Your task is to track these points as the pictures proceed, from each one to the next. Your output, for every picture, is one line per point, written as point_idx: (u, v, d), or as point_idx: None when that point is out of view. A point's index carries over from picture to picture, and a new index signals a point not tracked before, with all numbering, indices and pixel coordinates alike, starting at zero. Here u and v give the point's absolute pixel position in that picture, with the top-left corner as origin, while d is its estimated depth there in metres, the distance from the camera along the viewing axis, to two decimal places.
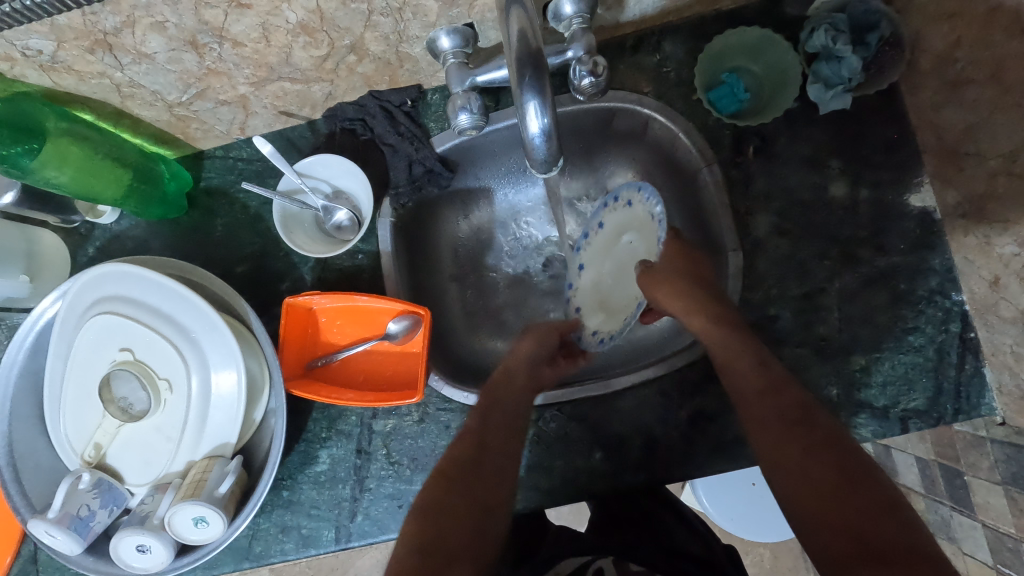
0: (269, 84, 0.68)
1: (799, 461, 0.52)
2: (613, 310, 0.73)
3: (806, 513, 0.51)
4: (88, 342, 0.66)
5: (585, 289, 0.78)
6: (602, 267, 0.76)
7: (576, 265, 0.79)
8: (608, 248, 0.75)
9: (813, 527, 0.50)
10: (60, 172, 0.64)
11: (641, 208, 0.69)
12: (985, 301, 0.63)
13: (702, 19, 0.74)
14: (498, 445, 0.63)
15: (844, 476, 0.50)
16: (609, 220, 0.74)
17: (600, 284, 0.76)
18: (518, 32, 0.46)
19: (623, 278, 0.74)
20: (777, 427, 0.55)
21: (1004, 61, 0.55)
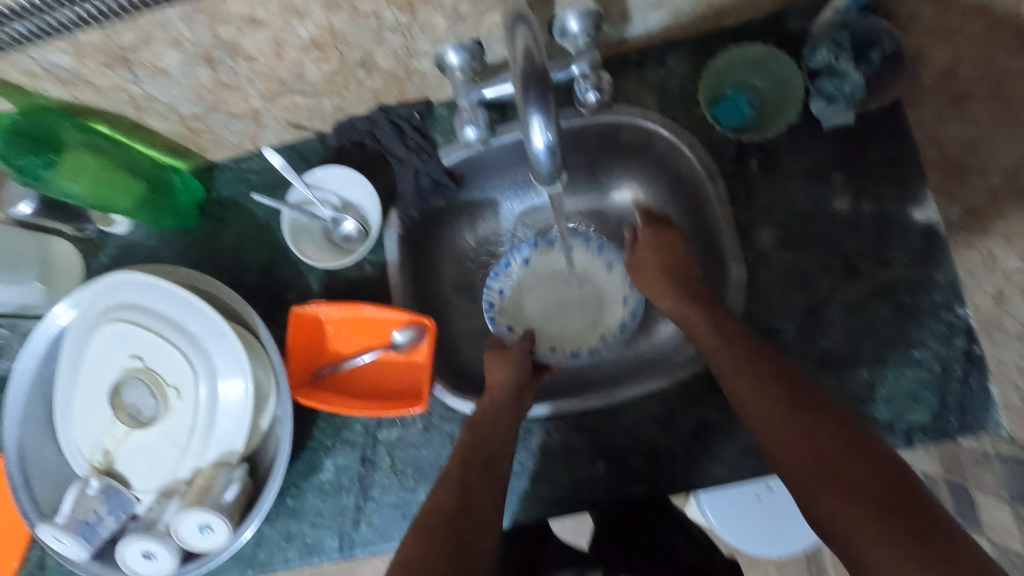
0: (281, 98, 0.70)
1: (779, 411, 0.55)
2: (547, 334, 0.83)
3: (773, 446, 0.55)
4: (99, 349, 0.67)
5: (509, 311, 0.83)
6: (526, 297, 0.84)
7: (496, 289, 0.83)
8: (528, 283, 0.84)
9: (795, 472, 0.52)
10: (76, 182, 0.66)
11: (582, 257, 0.83)
12: (989, 315, 0.63)
13: (706, 35, 0.75)
14: (505, 425, 0.66)
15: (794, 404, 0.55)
16: (536, 260, 0.84)
17: (525, 311, 0.84)
18: (524, 48, 0.47)
19: (548, 309, 0.84)
20: (735, 371, 0.60)
21: (1004, 78, 0.56)
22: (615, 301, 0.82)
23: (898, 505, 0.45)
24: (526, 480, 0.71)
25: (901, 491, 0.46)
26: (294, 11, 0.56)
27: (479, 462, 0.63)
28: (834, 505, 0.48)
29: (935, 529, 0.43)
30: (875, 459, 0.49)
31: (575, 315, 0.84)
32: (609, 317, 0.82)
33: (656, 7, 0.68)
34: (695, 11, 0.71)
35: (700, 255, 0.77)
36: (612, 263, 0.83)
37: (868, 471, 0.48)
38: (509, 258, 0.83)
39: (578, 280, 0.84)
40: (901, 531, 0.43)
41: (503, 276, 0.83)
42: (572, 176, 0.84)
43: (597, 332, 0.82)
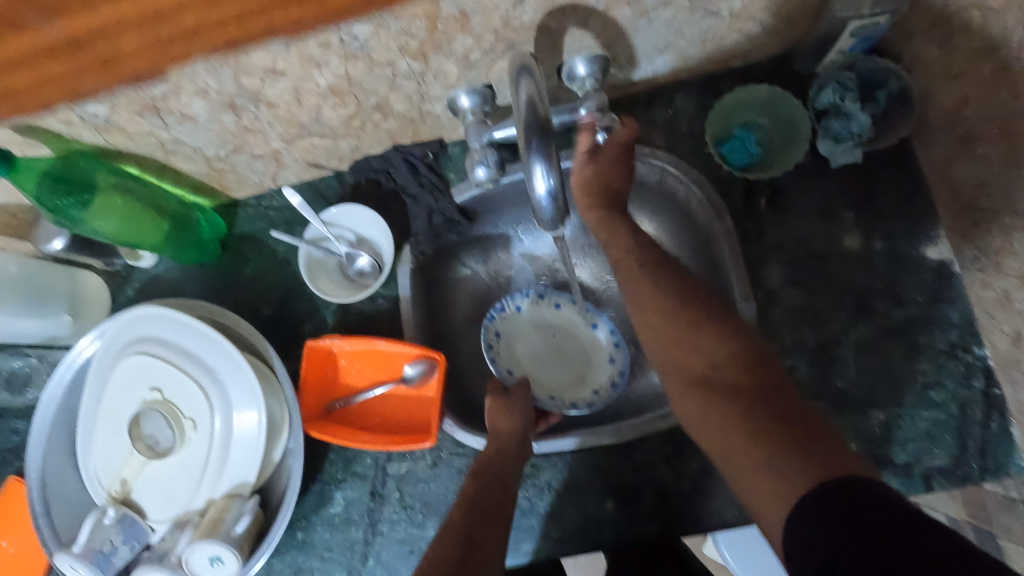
0: (300, 140, 0.73)
1: (681, 334, 0.59)
2: (538, 384, 0.82)
3: (662, 348, 0.60)
4: (121, 380, 0.69)
5: (503, 355, 0.83)
6: (518, 343, 0.84)
7: (492, 331, 0.83)
8: (519, 330, 0.85)
9: (693, 391, 0.57)
10: (106, 221, 0.70)
11: (570, 312, 0.84)
12: (1008, 356, 0.62)
13: (713, 76, 0.77)
14: (506, 471, 0.66)
15: (686, 308, 0.59)
16: (528, 309, 0.85)
17: (517, 358, 0.84)
18: (527, 98, 0.49)
19: (539, 358, 0.84)
20: (636, 273, 0.63)
21: (1011, 119, 0.56)
22: (602, 360, 0.82)
23: (781, 416, 0.51)
24: (533, 517, 0.71)
25: (784, 405, 0.52)
26: (313, 62, 0.59)
27: (482, 503, 0.63)
28: (725, 420, 0.53)
29: (806, 432, 0.49)
30: (759, 376, 0.54)
31: (563, 368, 0.83)
32: (598, 374, 0.81)
33: (663, 51, 0.70)
34: (701, 54, 0.72)
35: None
36: (598, 323, 0.82)
37: (751, 389, 0.53)
38: (503, 303, 0.83)
39: (569, 334, 0.84)
40: (780, 437, 0.49)
41: (497, 320, 0.84)
42: None
43: (586, 387, 0.81)
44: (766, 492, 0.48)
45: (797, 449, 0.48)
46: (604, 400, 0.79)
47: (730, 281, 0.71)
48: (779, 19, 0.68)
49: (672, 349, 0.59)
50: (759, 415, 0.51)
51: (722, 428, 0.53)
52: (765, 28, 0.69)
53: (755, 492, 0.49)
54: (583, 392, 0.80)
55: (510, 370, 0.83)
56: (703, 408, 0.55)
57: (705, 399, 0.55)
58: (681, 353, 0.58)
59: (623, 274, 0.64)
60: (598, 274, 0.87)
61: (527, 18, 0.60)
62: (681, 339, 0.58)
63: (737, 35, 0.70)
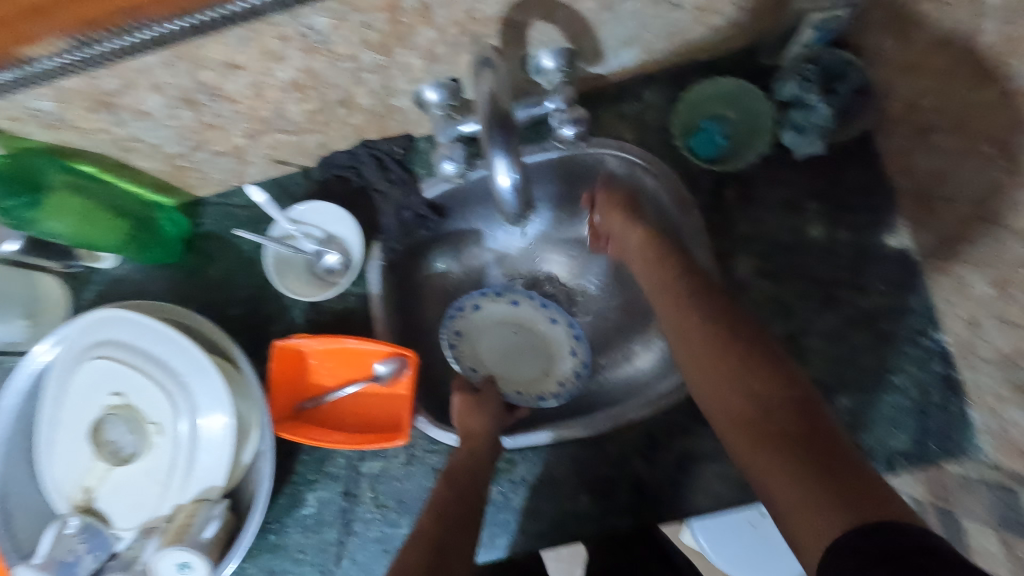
0: (264, 136, 0.71)
1: (723, 366, 0.57)
2: (501, 379, 0.84)
3: (708, 383, 0.58)
4: (81, 386, 0.67)
5: (467, 353, 0.84)
6: (478, 341, 0.85)
7: (451, 331, 0.84)
8: (479, 329, 0.85)
9: (736, 425, 0.54)
10: (60, 223, 0.67)
11: (527, 308, 0.85)
12: (965, 341, 0.64)
13: (680, 69, 0.77)
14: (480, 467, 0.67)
15: (731, 341, 0.58)
16: (486, 307, 0.86)
17: (477, 355, 0.84)
18: (490, 93, 0.49)
19: (499, 354, 0.85)
20: (682, 306, 0.63)
21: (965, 111, 0.57)
22: (562, 353, 0.84)
23: (815, 453, 0.47)
24: (508, 511, 0.70)
25: (830, 446, 0.47)
26: (273, 56, 0.58)
27: (455, 505, 0.63)
28: (765, 454, 0.49)
29: (853, 481, 0.44)
30: (806, 415, 0.50)
31: (524, 363, 0.84)
32: (560, 367, 0.83)
33: (629, 44, 0.70)
34: (667, 47, 0.73)
35: None
36: (557, 318, 0.84)
37: (795, 428, 0.49)
38: (460, 304, 0.84)
39: (526, 330, 0.86)
40: (821, 480, 0.45)
41: (456, 320, 0.84)
42: (556, 207, 0.85)
43: (549, 380, 0.83)
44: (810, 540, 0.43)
45: (839, 500, 0.43)
46: (569, 392, 0.81)
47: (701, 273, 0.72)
48: (742, 12, 0.69)
49: (715, 381, 0.57)
50: (796, 454, 0.47)
51: (762, 466, 0.49)
52: (729, 21, 0.70)
53: (800, 538, 0.45)
54: (547, 385, 0.82)
55: (474, 368, 0.83)
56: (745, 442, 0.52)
57: (746, 437, 0.52)
58: (727, 386, 0.56)
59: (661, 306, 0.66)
60: (572, 268, 0.88)
61: (491, 11, 0.59)
62: (727, 371, 0.56)
63: (702, 28, 0.70)
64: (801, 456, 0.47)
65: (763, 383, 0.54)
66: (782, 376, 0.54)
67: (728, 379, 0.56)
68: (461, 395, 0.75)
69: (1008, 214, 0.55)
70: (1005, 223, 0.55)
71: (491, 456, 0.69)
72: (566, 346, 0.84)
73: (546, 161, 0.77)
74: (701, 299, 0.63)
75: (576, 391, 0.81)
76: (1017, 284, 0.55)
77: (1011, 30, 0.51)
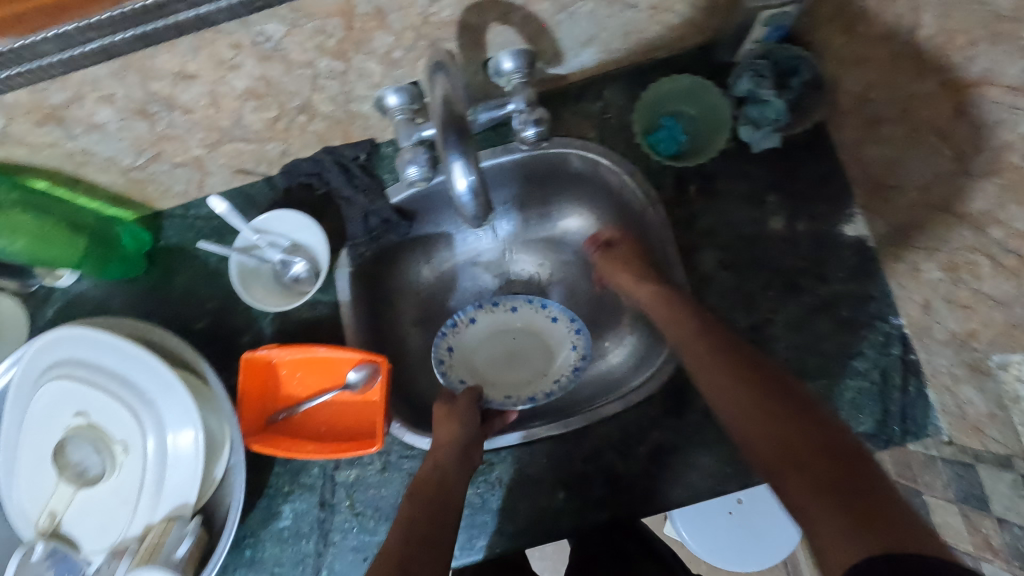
0: (223, 146, 0.70)
1: (753, 418, 0.51)
2: (501, 386, 0.84)
3: (733, 416, 0.53)
4: (43, 407, 0.65)
5: (456, 367, 0.83)
6: (477, 352, 0.86)
7: (444, 346, 0.83)
8: (473, 343, 0.86)
9: (762, 459, 0.48)
10: (13, 240, 0.65)
11: (527, 311, 0.86)
12: (920, 324, 0.66)
13: (639, 68, 0.78)
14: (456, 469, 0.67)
15: (759, 374, 0.54)
16: (483, 318, 0.86)
17: (476, 366, 0.85)
18: (444, 98, 0.49)
19: (499, 361, 0.86)
20: (703, 339, 0.61)
21: (910, 101, 0.59)
22: (563, 350, 0.84)
23: (851, 485, 0.42)
24: (486, 513, 0.70)
25: (868, 483, 0.42)
26: (226, 64, 0.57)
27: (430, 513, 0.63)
28: (809, 513, 0.42)
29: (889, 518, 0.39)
30: (839, 449, 0.45)
31: (525, 366, 0.85)
32: (557, 365, 0.83)
33: (587, 44, 0.71)
34: (625, 47, 0.74)
35: None
36: (556, 316, 0.85)
37: (831, 461, 0.44)
38: (456, 318, 0.85)
39: (520, 335, 0.86)
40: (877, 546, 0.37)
41: (451, 334, 0.84)
42: (522, 208, 0.86)
43: (549, 379, 0.83)
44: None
45: (869, 536, 0.38)
46: (564, 387, 0.80)
47: (667, 267, 0.73)
48: (695, 10, 0.70)
49: (747, 433, 0.51)
50: (829, 488, 0.42)
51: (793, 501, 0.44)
52: (684, 20, 0.71)
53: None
54: (545, 384, 0.82)
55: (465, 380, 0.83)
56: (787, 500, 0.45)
57: (779, 473, 0.46)
58: (755, 418, 0.51)
59: (679, 338, 0.63)
60: (543, 266, 0.89)
61: (446, 15, 0.60)
62: (753, 402, 0.52)
63: (658, 27, 0.71)
64: (840, 506, 0.41)
65: (795, 425, 0.48)
66: (823, 426, 0.47)
67: (759, 430, 0.50)
68: (439, 403, 0.75)
69: (954, 200, 0.57)
70: (951, 208, 0.57)
71: (460, 470, 0.67)
72: (563, 342, 0.84)
73: (510, 163, 0.78)
74: (721, 352, 0.58)
75: (572, 384, 0.80)
76: (965, 267, 0.57)
77: (947, 23, 0.52)
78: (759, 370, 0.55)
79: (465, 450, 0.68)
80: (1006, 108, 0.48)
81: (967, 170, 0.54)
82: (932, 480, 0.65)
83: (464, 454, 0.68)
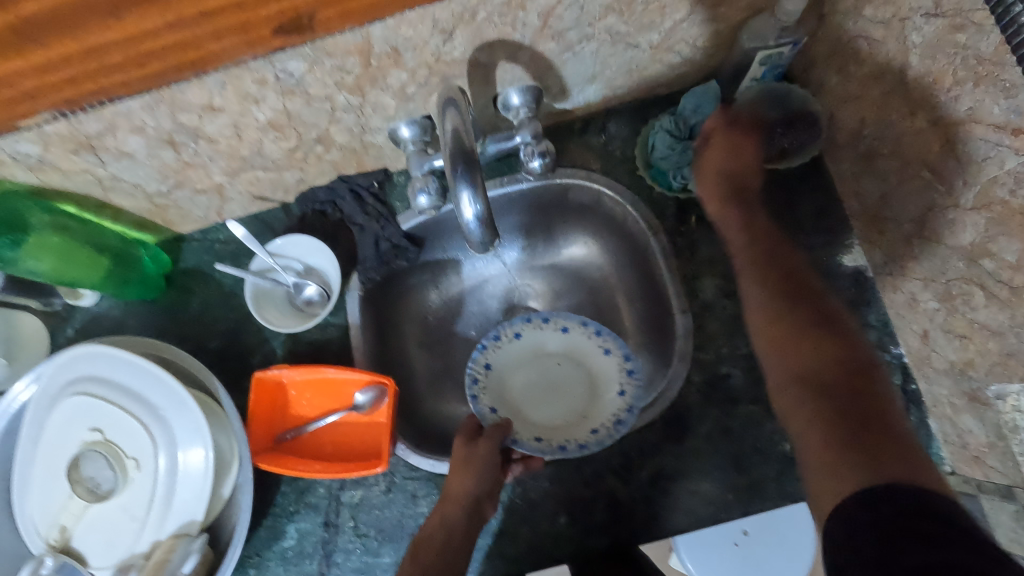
0: (243, 173, 0.74)
1: (791, 333, 0.53)
2: (534, 421, 0.75)
3: (767, 337, 0.55)
4: (60, 423, 0.67)
5: (489, 392, 0.75)
6: (516, 375, 0.78)
7: (482, 363, 0.76)
8: (514, 362, 0.79)
9: (786, 386, 0.51)
10: (41, 261, 0.67)
11: (578, 336, 0.78)
12: (920, 353, 0.66)
13: (642, 103, 0.82)
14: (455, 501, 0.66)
15: (799, 300, 0.55)
16: (528, 335, 0.79)
17: (512, 391, 0.77)
18: (454, 130, 0.52)
19: (537, 389, 0.78)
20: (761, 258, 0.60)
21: (901, 139, 0.61)
22: (611, 391, 0.74)
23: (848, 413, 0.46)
24: (487, 536, 0.71)
25: (878, 422, 0.45)
26: (250, 98, 0.61)
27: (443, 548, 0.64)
28: (806, 425, 0.48)
29: (887, 444, 0.44)
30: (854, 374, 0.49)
31: (564, 403, 0.77)
32: (599, 413, 0.74)
33: (591, 80, 0.74)
34: (628, 83, 0.77)
35: (651, 305, 0.81)
36: (609, 348, 0.76)
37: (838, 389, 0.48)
38: (500, 331, 0.77)
39: (565, 363, 0.79)
40: (870, 453, 0.43)
41: (491, 350, 0.77)
42: (529, 235, 0.89)
43: (588, 425, 0.73)
44: (826, 496, 0.44)
45: (867, 459, 0.43)
46: (601, 440, 0.69)
47: (668, 294, 0.75)
48: (696, 50, 0.73)
49: (772, 349, 0.54)
50: (822, 409, 0.47)
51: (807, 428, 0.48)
52: (685, 58, 0.75)
53: (818, 496, 0.45)
54: (583, 430, 0.72)
55: (493, 409, 0.74)
56: (786, 401, 0.51)
57: (790, 390, 0.51)
58: (789, 344, 0.53)
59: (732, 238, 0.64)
60: (549, 293, 0.92)
61: (458, 54, 0.63)
62: (792, 326, 0.53)
63: (660, 65, 0.75)
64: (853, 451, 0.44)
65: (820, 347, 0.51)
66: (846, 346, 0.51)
67: (795, 349, 0.52)
68: (460, 443, 0.69)
69: (946, 232, 0.58)
70: (944, 240, 0.59)
71: (469, 526, 0.65)
72: (612, 386, 0.75)
73: (516, 193, 0.81)
74: (762, 262, 0.59)
75: (610, 439, 0.69)
76: (960, 297, 0.58)
77: (931, 64, 0.54)
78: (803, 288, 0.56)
79: (477, 504, 0.66)
80: (993, 145, 0.50)
81: (956, 203, 0.56)
82: None
83: (475, 509, 0.66)
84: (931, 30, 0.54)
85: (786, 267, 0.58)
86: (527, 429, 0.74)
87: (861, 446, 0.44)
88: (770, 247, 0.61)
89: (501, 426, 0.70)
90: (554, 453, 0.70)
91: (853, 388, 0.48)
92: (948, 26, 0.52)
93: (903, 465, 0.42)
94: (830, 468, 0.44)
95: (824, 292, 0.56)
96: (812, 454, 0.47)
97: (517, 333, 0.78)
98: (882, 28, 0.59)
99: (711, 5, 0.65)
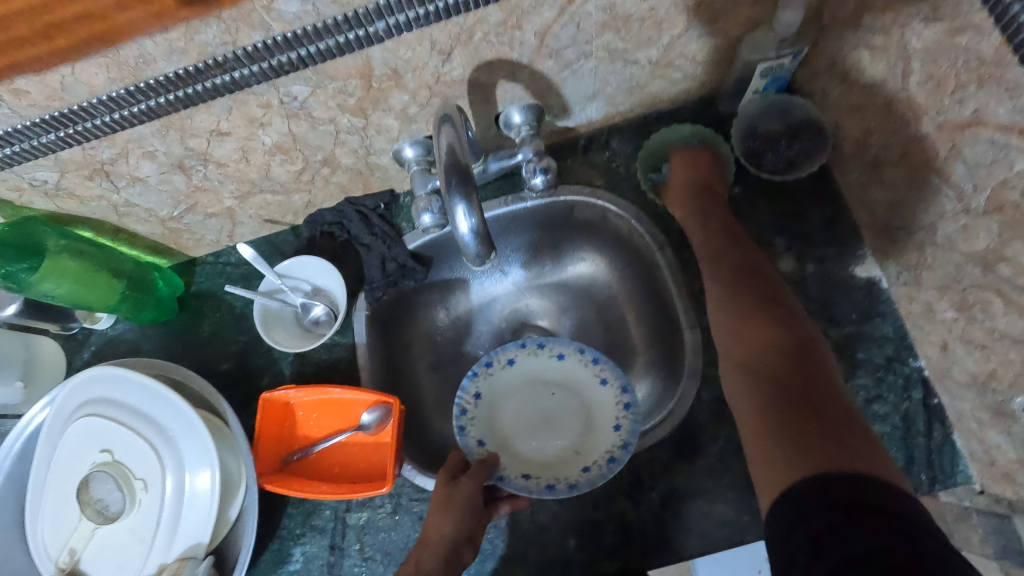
0: (253, 197, 0.76)
1: (746, 328, 0.60)
2: (522, 454, 0.74)
3: (725, 330, 0.62)
4: (71, 445, 0.68)
5: (477, 424, 0.74)
6: (506, 403, 0.78)
7: (471, 393, 0.75)
8: (508, 390, 0.78)
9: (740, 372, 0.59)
10: (58, 285, 0.69)
11: (575, 364, 0.77)
12: (940, 366, 0.64)
13: (644, 120, 0.82)
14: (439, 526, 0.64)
15: (750, 292, 0.63)
16: (523, 360, 0.78)
17: (502, 422, 0.76)
18: (448, 146, 0.53)
19: (530, 421, 0.77)
20: (722, 259, 0.68)
21: (907, 146, 0.60)
22: (608, 425, 0.72)
23: (797, 398, 0.52)
24: (494, 560, 0.69)
25: (821, 402, 0.52)
26: (256, 122, 0.62)
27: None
28: (750, 402, 0.55)
29: (831, 422, 0.50)
30: (797, 359, 0.56)
31: (559, 436, 0.75)
32: (592, 451, 0.71)
33: (592, 98, 0.75)
34: (631, 100, 0.78)
35: (659, 320, 0.80)
36: (607, 378, 0.74)
37: (786, 375, 0.55)
38: (492, 358, 0.77)
39: (559, 393, 0.78)
40: (799, 423, 0.50)
41: (482, 377, 0.77)
42: (534, 255, 0.89)
43: (580, 462, 0.71)
44: (763, 464, 0.51)
45: (812, 436, 0.49)
46: (592, 480, 0.67)
47: (677, 310, 0.74)
48: (696, 66, 0.73)
49: (729, 342, 0.61)
50: (771, 394, 0.54)
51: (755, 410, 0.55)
52: (685, 74, 0.75)
53: (754, 467, 0.52)
54: (573, 468, 0.71)
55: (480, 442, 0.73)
56: (737, 387, 0.58)
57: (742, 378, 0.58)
58: (744, 336, 0.60)
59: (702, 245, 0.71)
60: (553, 310, 0.91)
61: (457, 74, 0.64)
62: (747, 318, 0.61)
63: (661, 81, 0.75)
64: (793, 432, 0.50)
65: (773, 336, 0.58)
66: (790, 332, 0.58)
67: (749, 343, 0.59)
68: (443, 478, 0.68)
69: (960, 239, 0.56)
70: (957, 248, 0.57)
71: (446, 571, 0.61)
72: (610, 418, 0.73)
73: (521, 211, 0.81)
74: (716, 264, 0.68)
75: (602, 478, 0.67)
76: (977, 305, 0.56)
77: (933, 69, 0.54)
78: (755, 286, 0.63)
79: (454, 550, 0.63)
80: (1001, 146, 0.49)
81: (967, 207, 0.54)
82: (969, 536, 0.62)
83: (453, 555, 0.62)
84: (930, 35, 0.53)
85: (738, 262, 0.67)
86: (518, 466, 0.72)
87: (793, 420, 0.51)
88: (729, 243, 0.69)
89: (488, 462, 0.69)
90: (542, 492, 0.67)
91: (794, 371, 0.55)
92: (948, 30, 0.51)
93: (843, 441, 0.48)
94: (769, 446, 0.51)
95: (771, 283, 0.64)
96: (751, 432, 0.54)
97: (510, 360, 0.78)
98: (881, 37, 0.59)
99: (707, 20, 0.66)
